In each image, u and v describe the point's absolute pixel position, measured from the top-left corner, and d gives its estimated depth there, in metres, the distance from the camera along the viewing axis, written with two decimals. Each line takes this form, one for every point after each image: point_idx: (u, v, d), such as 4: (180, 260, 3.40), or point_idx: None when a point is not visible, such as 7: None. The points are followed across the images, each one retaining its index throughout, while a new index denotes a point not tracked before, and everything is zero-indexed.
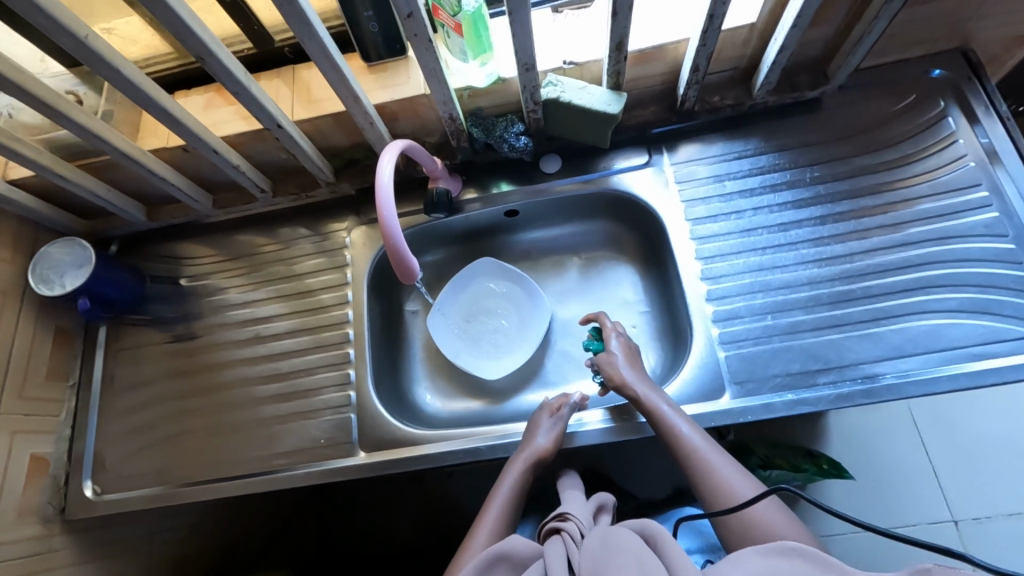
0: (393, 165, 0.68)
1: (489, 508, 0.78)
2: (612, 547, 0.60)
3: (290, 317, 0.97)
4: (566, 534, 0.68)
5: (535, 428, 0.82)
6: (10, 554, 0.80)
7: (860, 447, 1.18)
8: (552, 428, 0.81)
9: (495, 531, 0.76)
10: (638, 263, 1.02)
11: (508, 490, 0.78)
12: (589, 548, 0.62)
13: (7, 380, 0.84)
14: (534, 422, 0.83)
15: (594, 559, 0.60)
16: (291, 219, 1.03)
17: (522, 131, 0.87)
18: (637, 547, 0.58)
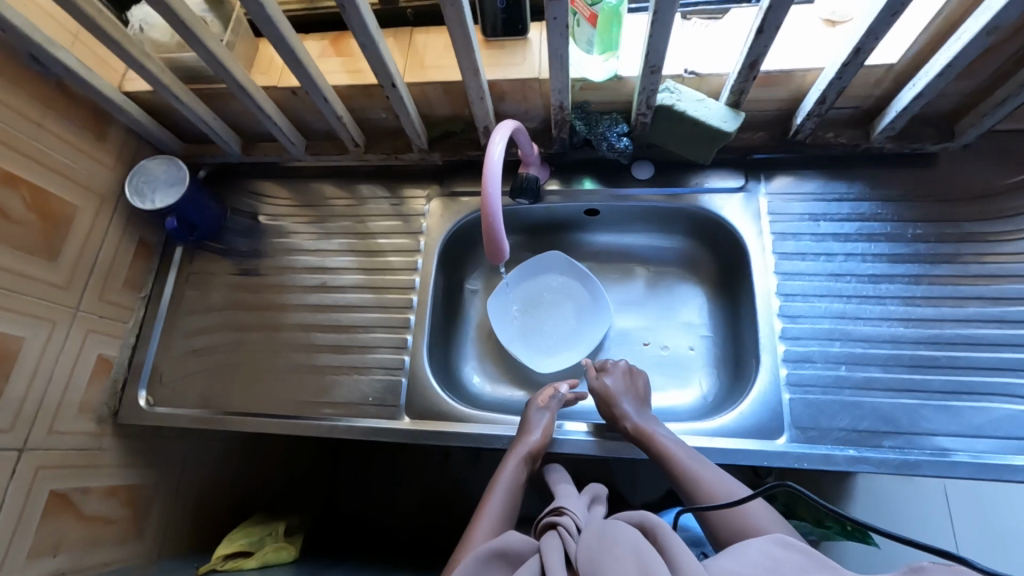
0: (503, 150, 0.68)
1: (489, 498, 0.76)
2: (609, 540, 0.59)
3: (357, 273, 0.99)
4: (563, 527, 0.67)
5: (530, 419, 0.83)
6: (65, 444, 0.85)
7: (890, 516, 1.14)
8: (543, 422, 0.83)
9: (495, 523, 0.74)
10: (709, 287, 1.00)
11: (508, 478, 0.77)
12: (589, 543, 0.60)
13: (91, 281, 0.88)
14: (527, 420, 0.83)
15: (592, 552, 0.58)
16: (373, 177, 1.04)
17: (625, 133, 0.85)
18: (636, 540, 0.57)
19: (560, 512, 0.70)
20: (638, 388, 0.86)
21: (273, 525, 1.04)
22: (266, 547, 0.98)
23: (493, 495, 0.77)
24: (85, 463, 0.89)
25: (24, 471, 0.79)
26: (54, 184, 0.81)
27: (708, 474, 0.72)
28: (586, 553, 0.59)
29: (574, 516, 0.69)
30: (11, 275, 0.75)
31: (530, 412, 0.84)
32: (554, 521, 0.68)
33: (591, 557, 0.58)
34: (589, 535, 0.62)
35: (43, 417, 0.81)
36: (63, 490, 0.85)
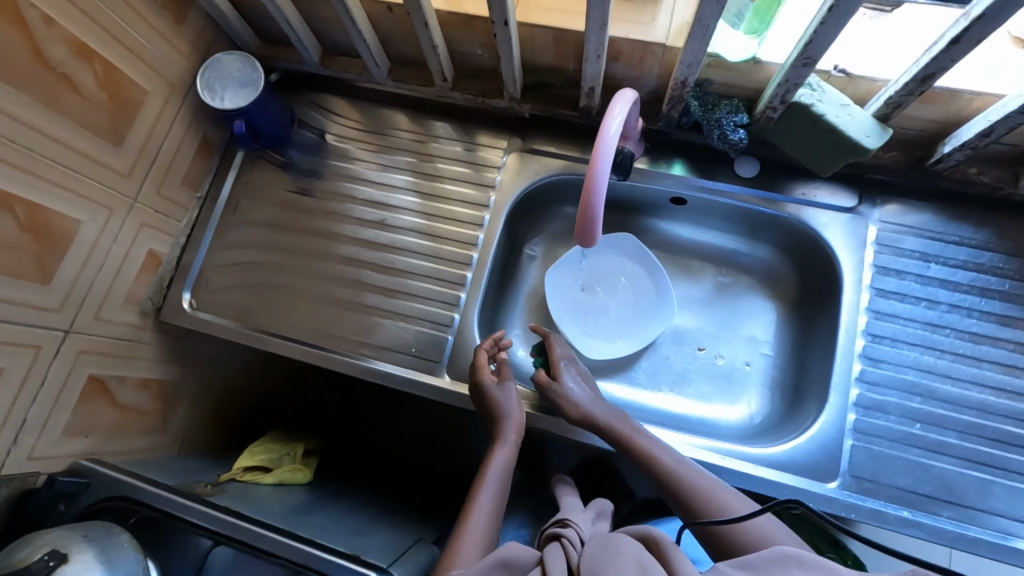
0: (621, 124, 0.61)
1: (482, 491, 0.80)
2: (611, 552, 0.57)
3: (417, 216, 0.94)
4: (566, 539, 0.65)
5: (493, 398, 0.81)
6: (108, 332, 0.85)
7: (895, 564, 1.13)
8: (509, 399, 0.81)
9: (490, 515, 0.77)
10: (783, 305, 0.94)
11: (497, 471, 0.81)
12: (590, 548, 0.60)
13: (151, 173, 0.84)
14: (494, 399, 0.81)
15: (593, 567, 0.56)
16: (451, 116, 0.97)
17: (743, 124, 0.76)
18: (635, 553, 0.55)
19: (565, 524, 0.69)
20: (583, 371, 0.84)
21: (292, 446, 1.05)
22: (284, 466, 1.00)
23: (485, 490, 0.80)
24: (124, 353, 0.89)
25: (67, 353, 0.79)
26: (127, 63, 0.76)
27: (688, 473, 0.71)
28: (587, 563, 0.57)
29: (579, 528, 0.68)
30: (75, 154, 0.72)
31: (491, 391, 0.81)
32: (558, 533, 0.67)
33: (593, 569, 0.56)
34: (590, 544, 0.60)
35: (90, 303, 0.80)
36: (101, 376, 0.85)
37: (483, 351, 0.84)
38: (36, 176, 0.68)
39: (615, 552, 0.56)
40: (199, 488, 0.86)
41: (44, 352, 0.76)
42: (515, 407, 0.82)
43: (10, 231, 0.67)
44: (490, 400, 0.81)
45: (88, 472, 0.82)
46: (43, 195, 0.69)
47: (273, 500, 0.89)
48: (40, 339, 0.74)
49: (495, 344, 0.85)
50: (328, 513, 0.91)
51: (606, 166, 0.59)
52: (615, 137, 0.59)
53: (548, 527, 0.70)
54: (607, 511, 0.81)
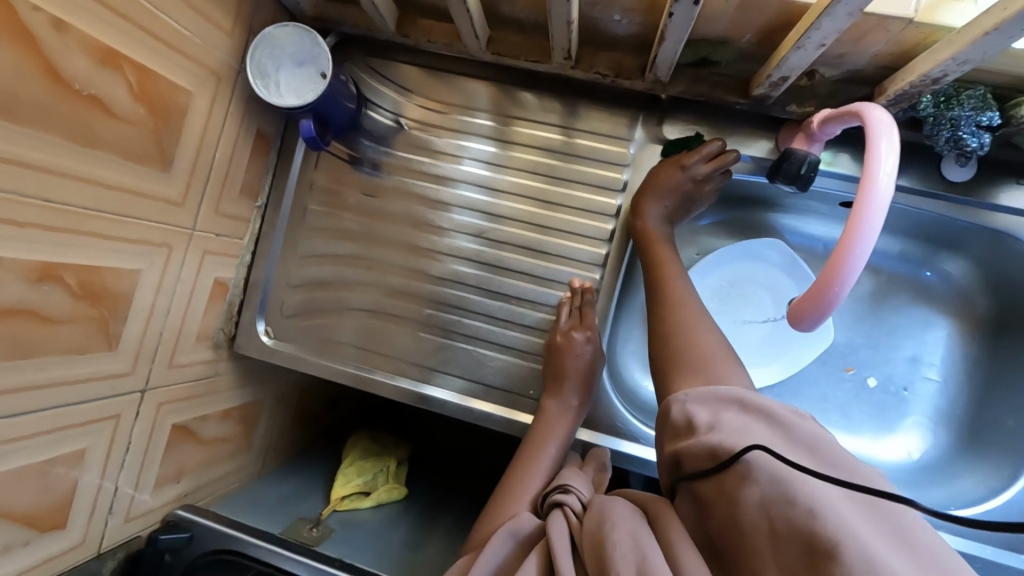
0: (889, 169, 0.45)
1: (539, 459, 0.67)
2: (607, 525, 0.50)
3: (521, 225, 0.77)
4: (568, 507, 0.57)
5: (568, 351, 0.71)
6: (185, 376, 0.74)
7: None
8: (585, 354, 0.71)
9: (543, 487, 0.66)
10: (961, 323, 0.80)
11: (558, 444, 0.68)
12: (592, 519, 0.52)
13: (207, 191, 0.68)
14: (568, 348, 0.71)
15: (597, 540, 0.49)
16: (557, 92, 0.77)
17: (990, 126, 0.57)
18: (634, 529, 0.48)
19: (566, 489, 0.60)
20: (691, 189, 0.71)
21: (384, 460, 0.99)
22: (380, 487, 0.94)
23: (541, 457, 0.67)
24: (203, 391, 0.79)
25: (147, 410, 0.69)
26: (162, 61, 0.57)
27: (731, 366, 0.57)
28: (591, 543, 0.49)
29: (580, 493, 0.59)
30: (119, 194, 0.56)
31: (575, 345, 0.71)
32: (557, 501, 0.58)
33: (597, 548, 0.48)
34: (592, 511, 0.54)
35: (163, 351, 0.69)
36: (184, 422, 0.76)
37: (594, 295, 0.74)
38: (81, 234, 0.53)
39: (613, 524, 0.49)
40: (305, 533, 0.80)
41: (124, 419, 0.66)
42: (587, 371, 0.72)
43: (65, 306, 0.54)
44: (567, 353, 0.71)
45: (188, 523, 0.76)
46: (93, 254, 0.55)
47: (380, 535, 0.85)
48: (117, 406, 0.64)
49: (586, 296, 0.74)
50: (437, 547, 0.86)
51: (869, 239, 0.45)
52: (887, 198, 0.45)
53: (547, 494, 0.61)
54: (610, 465, 0.68)
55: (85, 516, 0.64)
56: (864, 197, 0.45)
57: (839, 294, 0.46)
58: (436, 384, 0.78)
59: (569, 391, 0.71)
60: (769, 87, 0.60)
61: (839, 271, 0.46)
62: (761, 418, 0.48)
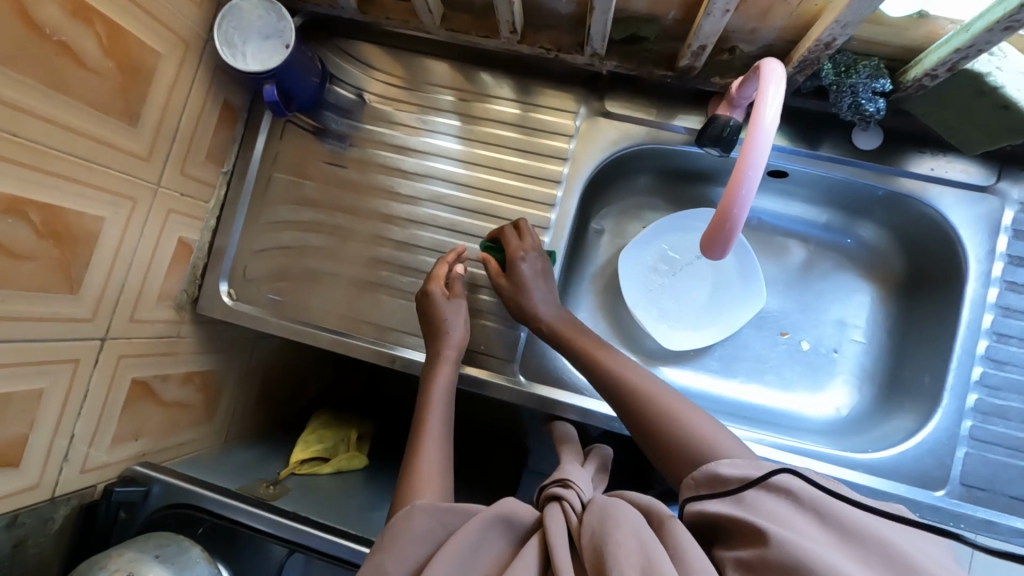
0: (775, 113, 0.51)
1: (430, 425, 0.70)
2: (612, 526, 0.50)
3: (475, 192, 0.82)
4: (567, 502, 0.57)
5: (436, 311, 0.75)
6: (146, 332, 0.77)
7: None
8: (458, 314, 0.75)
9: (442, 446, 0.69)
10: (882, 288, 0.86)
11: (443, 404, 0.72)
12: (592, 521, 0.52)
13: (172, 151, 0.72)
14: (438, 314, 0.74)
15: (598, 542, 0.49)
16: (509, 71, 0.83)
17: (884, 92, 0.64)
18: (637, 533, 0.49)
19: (566, 484, 0.60)
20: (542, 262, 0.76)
21: (345, 431, 1.01)
22: (340, 455, 0.97)
23: (433, 416, 0.71)
24: (164, 351, 0.81)
25: (107, 361, 0.71)
26: (131, 20, 0.62)
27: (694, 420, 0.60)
28: (595, 540, 0.50)
29: (580, 490, 0.59)
30: (87, 141, 0.60)
31: (441, 305, 0.74)
32: (557, 495, 0.58)
33: (597, 549, 0.48)
34: (592, 510, 0.54)
35: (124, 304, 0.71)
36: (144, 379, 0.78)
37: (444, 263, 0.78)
38: (46, 174, 0.57)
39: (616, 525, 0.50)
40: (262, 490, 0.82)
41: (83, 365, 0.68)
42: (458, 332, 0.75)
43: (27, 242, 0.57)
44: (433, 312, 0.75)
45: (144, 479, 0.77)
46: (56, 193, 0.59)
47: (339, 498, 0.87)
48: (76, 352, 0.66)
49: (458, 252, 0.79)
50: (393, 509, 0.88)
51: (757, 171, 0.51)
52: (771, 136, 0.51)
53: (547, 486, 0.61)
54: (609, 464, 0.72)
55: (40, 459, 0.66)
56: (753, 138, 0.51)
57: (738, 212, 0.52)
58: (395, 344, 0.82)
59: (444, 351, 0.74)
60: (693, 58, 0.67)
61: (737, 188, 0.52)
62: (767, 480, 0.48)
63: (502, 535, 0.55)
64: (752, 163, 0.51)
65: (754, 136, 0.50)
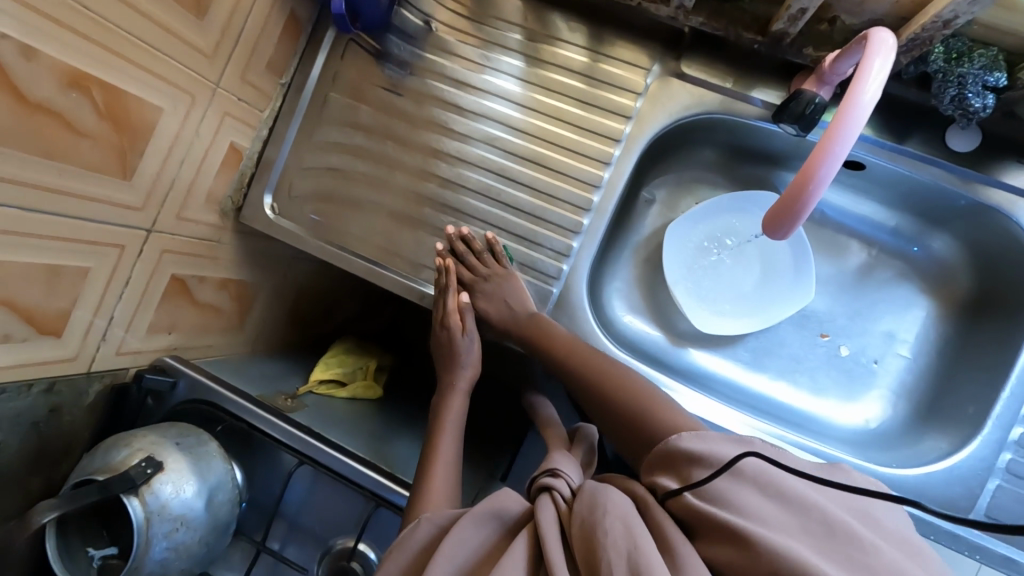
0: (876, 86, 0.48)
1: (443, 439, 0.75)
2: (599, 514, 0.52)
3: (532, 140, 0.79)
4: (557, 492, 0.59)
5: (451, 342, 0.83)
6: (190, 232, 0.78)
7: None
8: (472, 347, 0.84)
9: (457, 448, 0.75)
10: (941, 305, 0.81)
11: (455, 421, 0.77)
12: (581, 512, 0.54)
13: (235, 53, 0.71)
14: (458, 350, 0.83)
15: (587, 533, 0.51)
16: (586, 15, 0.78)
17: (995, 87, 0.58)
18: (624, 522, 0.50)
19: (555, 474, 0.62)
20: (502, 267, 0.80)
21: (365, 359, 1.03)
22: (357, 381, 0.99)
23: (445, 430, 0.77)
24: (205, 253, 0.83)
25: (151, 253, 0.73)
26: None
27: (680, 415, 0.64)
28: (582, 530, 0.52)
29: (568, 479, 0.62)
30: (153, 26, 0.60)
31: (458, 342, 0.83)
32: (547, 485, 0.60)
33: (588, 539, 0.50)
34: (582, 498, 0.56)
35: (173, 200, 0.72)
36: (183, 277, 0.80)
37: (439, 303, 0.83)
38: (113, 54, 0.57)
39: (603, 513, 0.51)
40: (280, 401, 0.85)
41: (128, 253, 0.70)
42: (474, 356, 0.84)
43: (88, 120, 0.58)
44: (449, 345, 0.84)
45: (173, 371, 0.80)
46: (120, 76, 0.59)
47: (351, 421, 0.89)
48: (124, 238, 0.68)
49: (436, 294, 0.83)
50: (401, 441, 0.90)
51: (845, 147, 0.49)
52: (868, 110, 0.48)
53: (537, 477, 0.63)
54: (597, 446, 0.73)
55: (81, 334, 0.69)
56: (848, 109, 0.48)
57: (812, 191, 0.49)
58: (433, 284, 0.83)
59: (455, 383, 0.82)
60: (789, 23, 0.62)
61: (819, 165, 0.49)
62: (744, 477, 0.51)
63: (497, 522, 0.57)
64: (841, 138, 0.49)
65: (850, 108, 0.48)
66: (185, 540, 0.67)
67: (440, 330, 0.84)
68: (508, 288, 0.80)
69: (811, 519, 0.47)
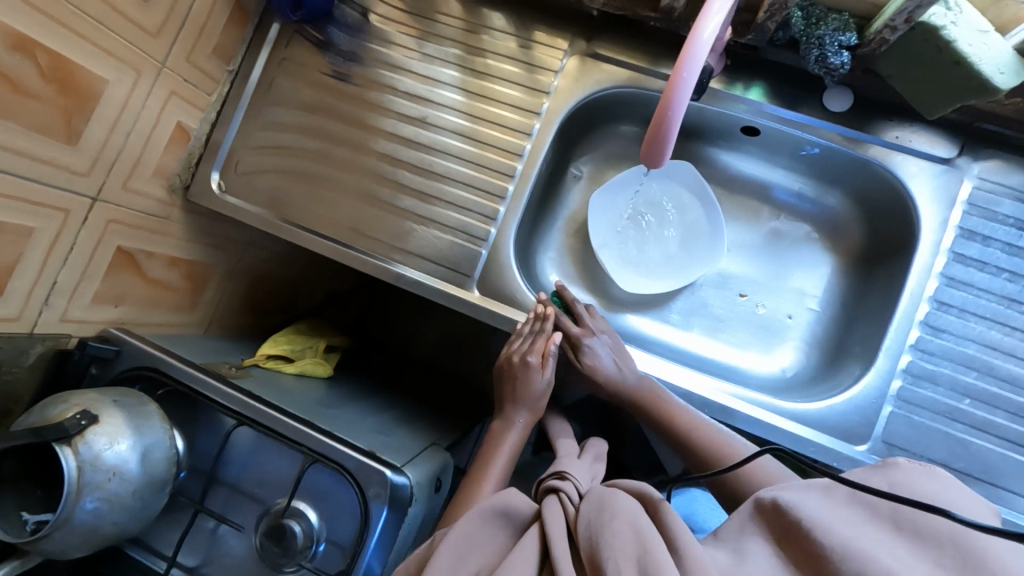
0: (719, 20, 0.53)
1: (490, 477, 0.80)
2: (609, 514, 0.57)
3: (463, 116, 0.86)
4: (565, 494, 0.66)
5: (527, 379, 0.83)
6: (137, 206, 0.82)
7: None
8: (541, 387, 0.83)
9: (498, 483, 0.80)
10: (843, 260, 0.88)
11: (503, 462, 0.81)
12: (588, 512, 0.59)
13: (181, 35, 0.78)
14: (532, 389, 0.83)
15: (593, 529, 0.56)
16: (509, 4, 0.86)
17: (849, 46, 0.66)
18: (633, 522, 0.55)
19: (563, 477, 0.69)
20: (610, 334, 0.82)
21: (315, 340, 1.06)
22: (305, 358, 1.01)
23: (492, 471, 0.80)
24: (154, 229, 0.86)
25: (95, 221, 0.76)
26: None
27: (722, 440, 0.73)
28: (587, 527, 0.57)
29: (576, 483, 0.68)
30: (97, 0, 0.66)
31: (535, 379, 0.82)
32: (555, 487, 0.67)
33: (592, 535, 0.56)
34: (588, 501, 0.61)
35: (118, 170, 0.77)
36: (130, 250, 0.83)
37: (524, 336, 0.82)
38: (56, 21, 0.63)
39: (612, 514, 0.57)
40: (224, 369, 0.87)
41: (72, 218, 0.73)
42: (542, 399, 0.84)
43: (33, 81, 0.63)
44: (523, 377, 0.83)
45: (118, 341, 0.83)
46: (65, 44, 0.64)
47: (298, 392, 0.92)
48: (68, 203, 0.72)
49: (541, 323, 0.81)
50: (348, 409, 0.93)
51: (694, 74, 0.53)
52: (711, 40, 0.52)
53: (546, 478, 0.70)
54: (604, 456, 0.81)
55: (23, 293, 0.72)
56: (691, 41, 0.53)
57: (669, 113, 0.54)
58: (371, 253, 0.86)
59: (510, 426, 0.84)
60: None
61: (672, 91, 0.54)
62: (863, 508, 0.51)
63: (506, 522, 0.64)
64: (688, 66, 0.53)
65: (692, 39, 0.53)
66: (118, 491, 0.68)
67: (519, 363, 0.83)
68: (619, 357, 0.80)
69: (945, 553, 0.47)
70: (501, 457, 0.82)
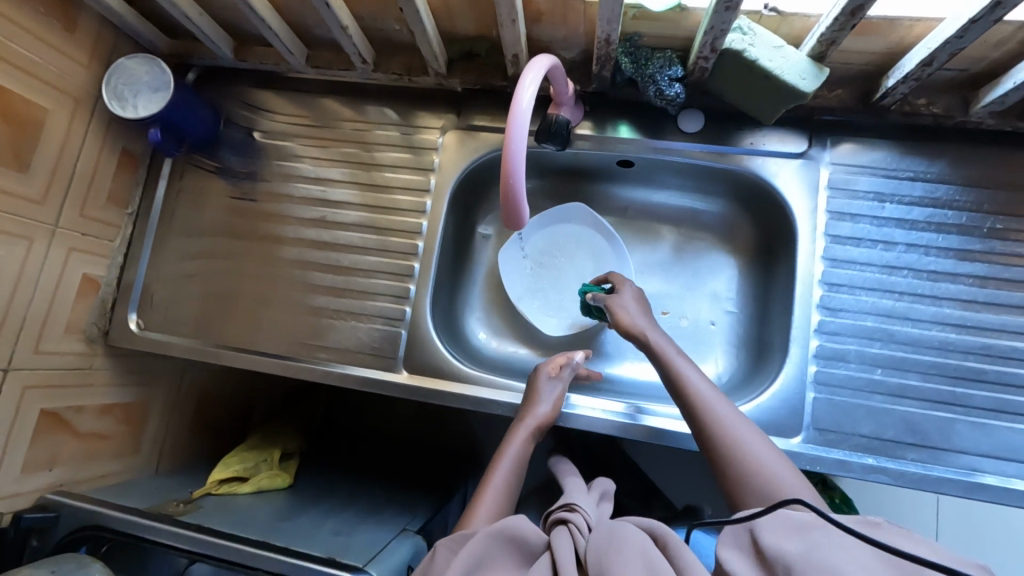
0: (531, 91, 0.61)
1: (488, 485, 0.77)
2: (616, 540, 0.56)
3: (360, 207, 0.89)
4: (574, 526, 0.64)
5: (536, 385, 0.80)
6: (53, 364, 0.82)
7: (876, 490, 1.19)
8: (553, 394, 0.79)
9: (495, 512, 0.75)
10: (745, 259, 0.92)
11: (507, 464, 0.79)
12: (598, 540, 0.58)
13: (70, 194, 0.81)
14: (538, 389, 0.79)
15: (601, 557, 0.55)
16: (382, 98, 0.92)
17: (678, 77, 0.73)
18: (645, 549, 0.54)
19: (572, 508, 0.68)
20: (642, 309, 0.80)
21: (268, 452, 1.06)
22: (260, 473, 1.00)
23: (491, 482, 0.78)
24: (77, 382, 0.86)
25: (10, 391, 0.76)
26: (15, 81, 0.72)
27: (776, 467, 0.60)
28: (594, 553, 0.56)
29: (585, 515, 0.66)
30: None
31: (540, 380, 0.80)
32: (564, 519, 0.66)
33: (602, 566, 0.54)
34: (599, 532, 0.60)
35: (27, 335, 0.78)
36: (55, 409, 0.82)
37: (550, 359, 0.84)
38: None
39: (622, 542, 0.56)
40: (171, 507, 0.86)
41: None
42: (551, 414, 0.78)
43: None
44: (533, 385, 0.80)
45: (55, 505, 0.81)
46: None
47: (254, 510, 0.90)
48: None
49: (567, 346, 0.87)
50: (308, 516, 0.91)
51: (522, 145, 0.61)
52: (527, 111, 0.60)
53: (554, 511, 0.69)
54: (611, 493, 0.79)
55: None
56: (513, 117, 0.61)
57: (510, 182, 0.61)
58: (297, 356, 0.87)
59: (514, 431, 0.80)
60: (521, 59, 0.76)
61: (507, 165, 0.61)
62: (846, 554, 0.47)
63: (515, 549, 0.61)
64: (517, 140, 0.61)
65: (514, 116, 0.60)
66: None
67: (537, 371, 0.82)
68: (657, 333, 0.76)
69: None
70: (506, 466, 0.79)
